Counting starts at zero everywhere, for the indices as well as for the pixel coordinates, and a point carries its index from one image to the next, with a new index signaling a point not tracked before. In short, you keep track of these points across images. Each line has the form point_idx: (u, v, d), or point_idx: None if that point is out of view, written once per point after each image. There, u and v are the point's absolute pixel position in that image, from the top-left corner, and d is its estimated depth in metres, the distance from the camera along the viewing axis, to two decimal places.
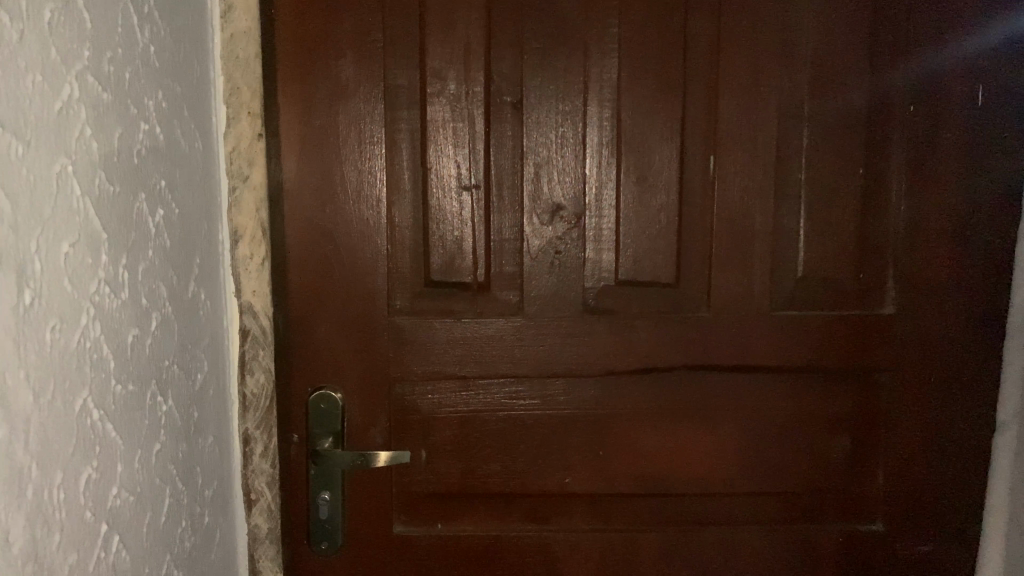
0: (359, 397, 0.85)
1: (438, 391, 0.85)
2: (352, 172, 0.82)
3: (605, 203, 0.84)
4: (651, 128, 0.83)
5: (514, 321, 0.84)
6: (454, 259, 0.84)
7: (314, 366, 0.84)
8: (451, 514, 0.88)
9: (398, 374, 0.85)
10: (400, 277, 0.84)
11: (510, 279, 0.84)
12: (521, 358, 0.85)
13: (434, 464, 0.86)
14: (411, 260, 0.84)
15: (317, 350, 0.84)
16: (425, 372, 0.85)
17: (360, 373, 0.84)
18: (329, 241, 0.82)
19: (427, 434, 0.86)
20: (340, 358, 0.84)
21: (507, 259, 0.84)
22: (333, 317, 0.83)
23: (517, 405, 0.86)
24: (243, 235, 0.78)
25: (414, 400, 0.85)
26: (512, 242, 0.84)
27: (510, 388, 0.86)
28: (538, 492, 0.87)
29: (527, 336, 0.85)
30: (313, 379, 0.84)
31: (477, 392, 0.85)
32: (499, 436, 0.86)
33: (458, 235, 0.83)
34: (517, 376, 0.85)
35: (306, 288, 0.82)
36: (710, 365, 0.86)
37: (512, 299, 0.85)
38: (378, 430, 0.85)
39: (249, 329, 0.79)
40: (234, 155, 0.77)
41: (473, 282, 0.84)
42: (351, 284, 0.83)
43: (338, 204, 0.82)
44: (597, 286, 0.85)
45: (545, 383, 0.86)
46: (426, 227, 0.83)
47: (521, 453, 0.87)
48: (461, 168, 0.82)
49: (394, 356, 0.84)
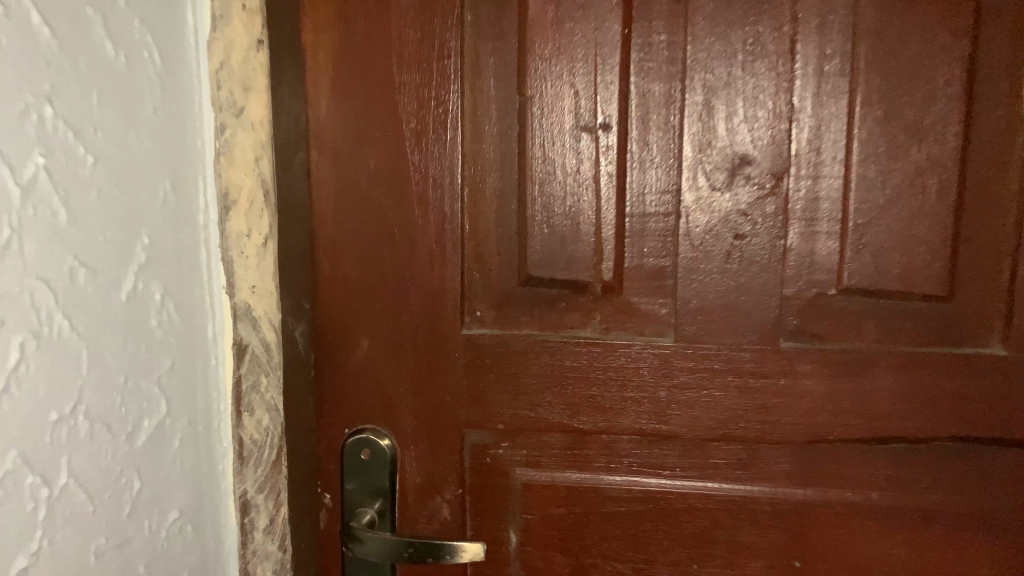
0: (419, 450, 0.56)
1: (535, 446, 0.55)
2: (410, 104, 0.52)
3: (823, 156, 0.50)
4: (912, 28, 0.48)
5: (659, 347, 0.52)
6: (568, 243, 0.53)
7: (353, 399, 0.56)
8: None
9: (476, 417, 0.55)
10: (482, 272, 0.54)
11: (657, 279, 0.53)
12: (668, 406, 0.53)
13: (529, 556, 0.57)
14: (500, 245, 0.54)
15: (357, 376, 0.55)
16: (515, 417, 0.55)
17: (420, 412, 0.55)
18: (373, 212, 0.53)
19: (517, 509, 0.56)
20: (391, 390, 0.55)
21: (651, 246, 0.52)
22: (380, 327, 0.55)
23: (657, 479, 0.54)
24: (237, 203, 0.51)
25: (501, 457, 0.56)
26: (661, 219, 0.52)
27: (650, 450, 0.54)
28: None
29: (680, 373, 0.52)
30: (353, 417, 0.56)
31: (597, 452, 0.55)
32: (629, 523, 0.55)
33: (574, 206, 0.52)
34: (662, 432, 0.53)
35: (341, 283, 0.54)
36: (992, 439, 0.51)
37: (658, 311, 0.53)
38: (447, 500, 0.57)
39: (247, 341, 0.52)
40: (223, 75, 0.50)
41: (593, 283, 0.53)
42: (405, 280, 0.54)
43: (387, 154, 0.52)
44: (803, 294, 0.51)
45: (706, 447, 0.54)
46: (524, 192, 0.52)
47: (663, 553, 0.55)
48: (582, 97, 0.51)
49: (471, 392, 0.55)
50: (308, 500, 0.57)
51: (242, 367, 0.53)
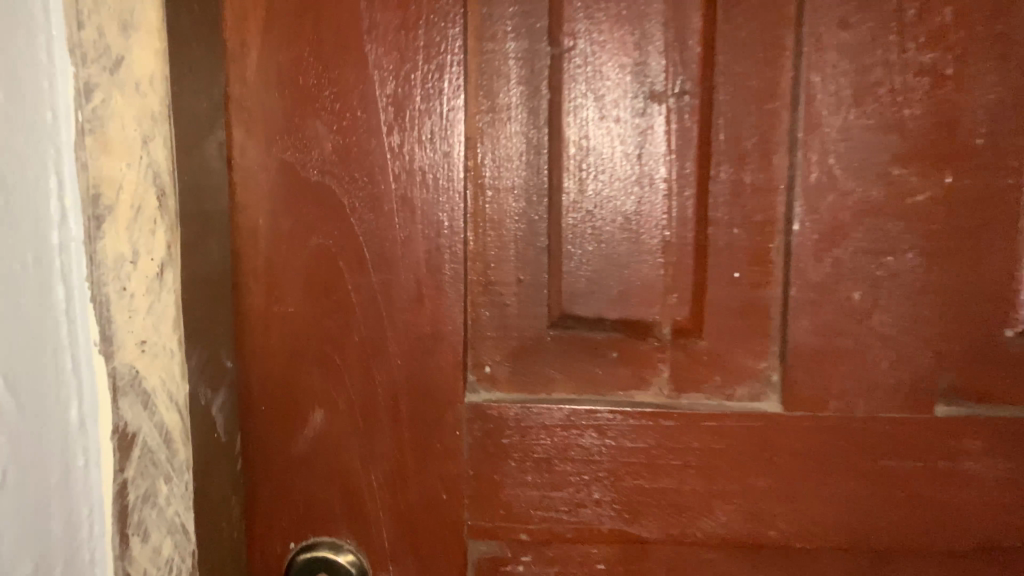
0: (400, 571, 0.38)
1: (572, 561, 0.39)
2: (385, 57, 0.34)
3: (1004, 139, 0.34)
4: None
5: (758, 419, 0.36)
6: (623, 267, 0.36)
7: (301, 499, 0.38)
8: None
9: (485, 524, 0.38)
10: (493, 310, 0.37)
11: (752, 317, 0.36)
12: (771, 503, 0.37)
13: None
14: (520, 268, 0.36)
15: (307, 468, 0.37)
16: (546, 524, 0.38)
17: (402, 519, 0.38)
18: (329, 225, 0.35)
19: None
20: (359, 488, 0.37)
21: (744, 270, 0.36)
22: (342, 395, 0.37)
23: None
24: (116, 207, 0.31)
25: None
26: (761, 230, 0.35)
27: (735, 563, 0.38)
28: None
29: (786, 455, 0.36)
30: (301, 526, 0.38)
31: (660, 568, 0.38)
32: None
33: (632, 212, 0.35)
34: (759, 540, 0.37)
35: (282, 332, 0.36)
36: None
37: (754, 365, 0.37)
38: None
39: (138, 438, 0.33)
40: (89, 7, 0.29)
41: (660, 324, 0.36)
42: (379, 325, 0.36)
43: (348, 137, 0.34)
44: (964, 341, 0.35)
45: (817, 554, 0.38)
46: (557, 191, 0.36)
47: None
48: (647, 49, 0.34)
49: (479, 487, 0.37)
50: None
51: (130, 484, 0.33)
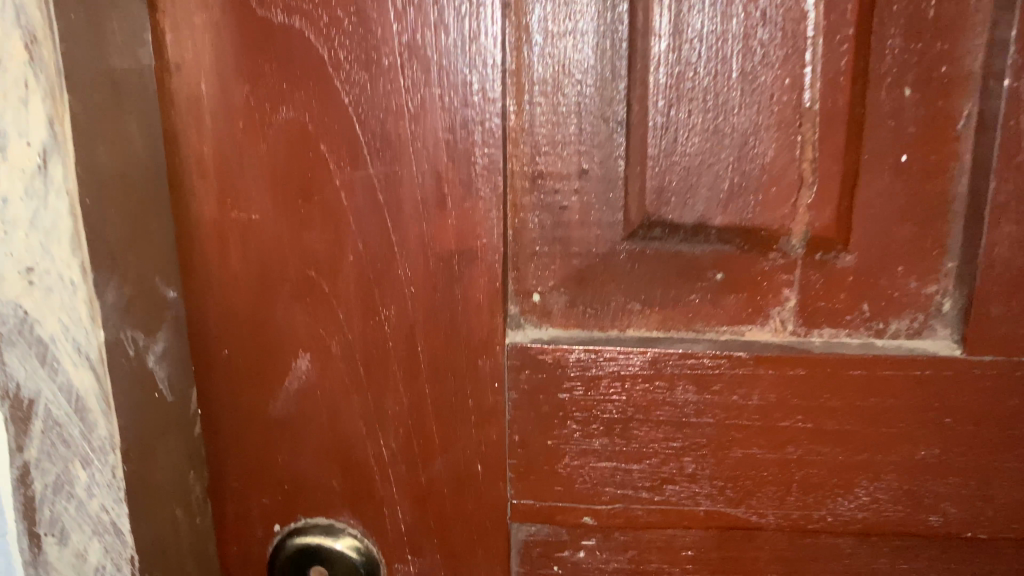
0: (423, 564, 0.29)
1: (650, 549, 0.29)
2: None
3: None
4: None
5: (926, 366, 0.25)
6: (737, 151, 0.24)
7: (287, 471, 0.28)
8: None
9: (535, 506, 0.28)
10: (544, 214, 0.26)
11: (919, 221, 0.25)
12: (937, 481, 0.26)
13: None
14: (586, 153, 0.25)
15: (291, 433, 0.27)
16: (618, 505, 0.27)
17: (421, 499, 0.28)
18: (304, 93, 0.24)
19: None
20: (363, 459, 0.28)
21: (913, 152, 0.24)
22: (335, 336, 0.26)
23: None
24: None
25: (580, 566, 0.29)
26: (943, 90, 0.24)
27: (876, 556, 0.28)
28: None
29: (965, 415, 0.25)
30: (288, 505, 0.28)
31: (772, 561, 0.28)
32: None
33: (753, 65, 0.24)
34: (916, 529, 0.27)
35: (248, 249, 0.26)
36: None
37: (917, 290, 0.26)
38: None
39: (38, 409, 0.22)
40: None
41: (786, 232, 0.25)
42: (382, 237, 0.25)
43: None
44: None
45: (993, 546, 0.27)
46: (640, 35, 0.24)
47: None
48: None
49: (525, 458, 0.27)
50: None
51: (34, 472, 0.22)
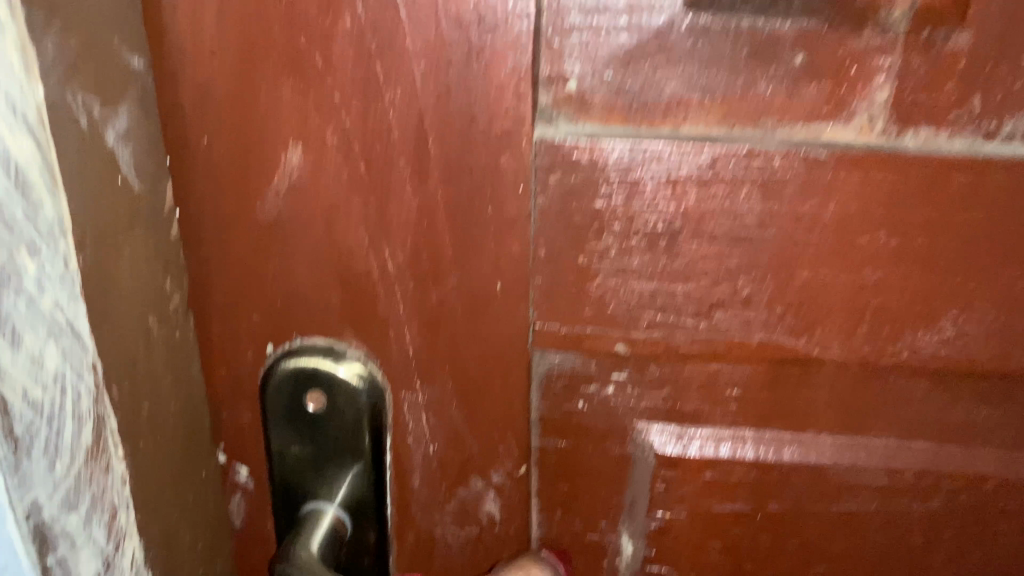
0: (434, 393, 0.26)
1: (690, 386, 0.25)
2: None
3: None
4: None
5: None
6: None
7: (280, 285, 0.24)
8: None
9: (562, 332, 0.24)
10: None
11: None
12: None
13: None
14: None
15: (281, 240, 0.24)
16: (657, 332, 0.24)
17: (431, 321, 0.24)
18: None
19: (641, 497, 0.27)
20: (364, 274, 0.24)
21: None
22: (330, 122, 0.22)
23: (960, 451, 0.25)
24: None
25: (608, 402, 0.26)
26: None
27: (952, 402, 0.24)
28: None
29: None
30: (282, 323, 0.25)
31: (830, 403, 0.25)
32: (884, 528, 0.26)
33: None
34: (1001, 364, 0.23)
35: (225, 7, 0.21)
36: None
37: None
38: (494, 488, 0.27)
39: None
40: None
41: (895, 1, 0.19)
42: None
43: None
44: None
45: None
46: None
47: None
48: None
49: (551, 277, 0.23)
50: (206, 495, 0.27)
51: None
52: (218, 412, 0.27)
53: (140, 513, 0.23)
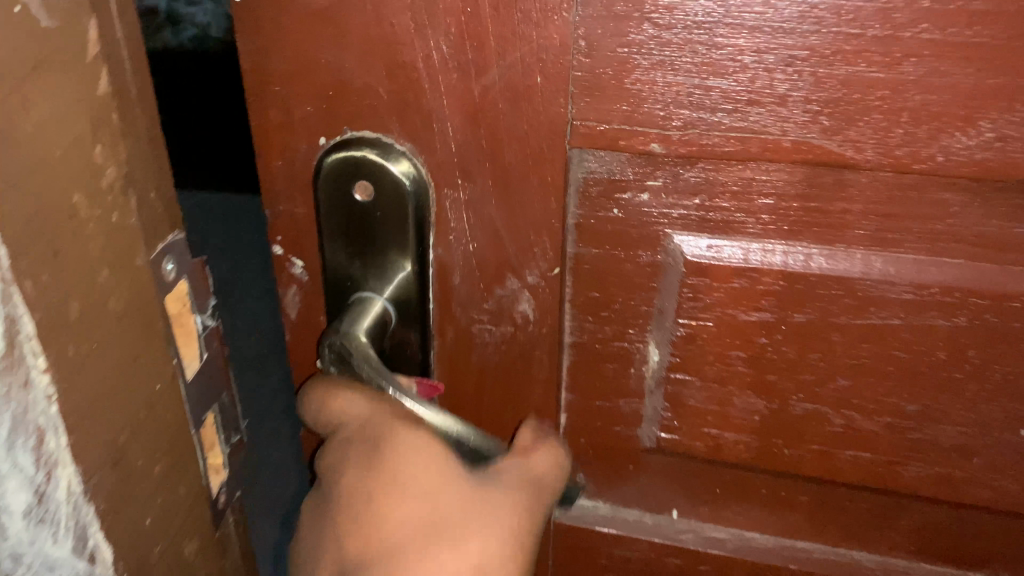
0: (475, 191, 0.27)
1: (723, 193, 0.26)
2: None
3: None
4: None
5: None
6: None
7: (331, 72, 0.25)
8: (696, 498, 0.33)
9: (599, 130, 0.25)
10: None
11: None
12: None
13: (687, 389, 0.30)
14: None
15: (332, 26, 0.24)
16: (693, 132, 0.24)
17: (474, 114, 0.25)
18: None
19: (672, 307, 0.28)
20: (412, 63, 0.25)
21: None
22: None
23: (989, 267, 0.25)
24: None
25: (642, 210, 0.27)
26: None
27: (990, 217, 0.24)
28: (979, 496, 0.29)
29: None
30: (332, 113, 0.26)
31: (862, 214, 0.25)
32: (907, 344, 0.27)
33: None
34: None
35: None
36: None
37: None
38: (525, 284, 0.28)
39: None
40: None
41: None
42: None
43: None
44: None
45: None
46: None
47: (955, 403, 0.28)
48: None
49: (592, 70, 0.24)
50: (167, 405, 0.22)
51: None
52: (273, 202, 0.29)
53: (78, 438, 0.18)
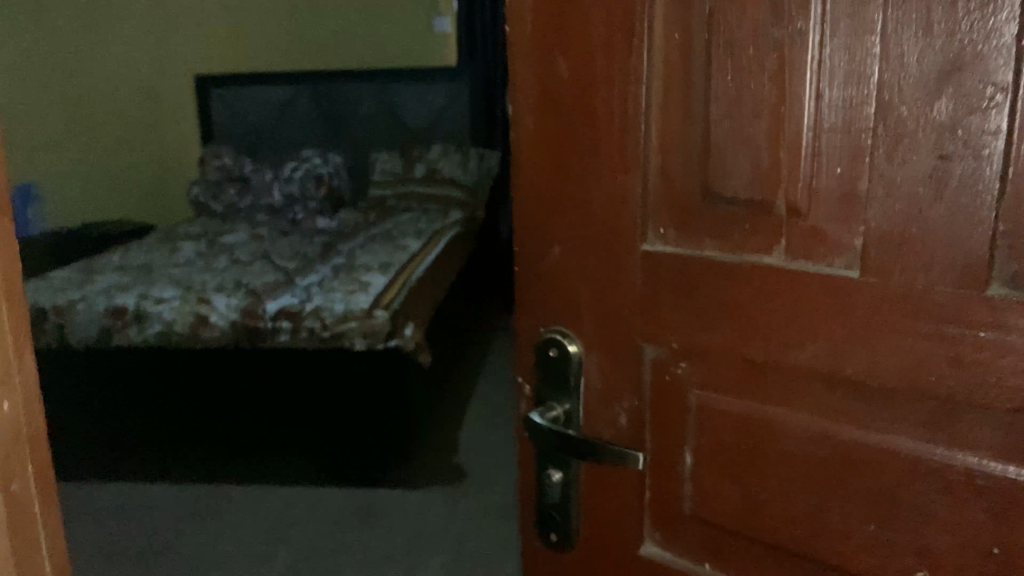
0: (602, 358, 0.59)
1: (710, 373, 0.54)
2: (600, 25, 0.53)
3: None
4: None
5: (840, 279, 0.47)
6: (752, 165, 0.49)
7: (550, 300, 0.60)
8: (716, 558, 0.57)
9: (654, 335, 0.56)
10: (664, 191, 0.53)
11: (844, 192, 0.47)
12: (850, 347, 0.48)
13: (702, 478, 0.56)
14: (683, 160, 0.52)
15: (553, 282, 0.60)
16: (689, 339, 0.54)
17: (603, 322, 0.58)
18: (569, 130, 0.56)
19: (692, 429, 0.56)
20: (580, 299, 0.59)
21: (841, 173, 0.47)
22: (573, 236, 0.58)
23: (833, 424, 0.50)
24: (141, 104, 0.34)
25: (677, 378, 0.56)
26: (855, 120, 0.46)
27: (830, 395, 0.50)
28: (858, 565, 0.51)
29: (859, 312, 0.47)
30: (550, 317, 0.61)
31: (771, 392, 0.52)
32: (802, 463, 0.52)
33: (753, 127, 0.49)
34: (838, 375, 0.49)
35: (544, 194, 0.59)
36: None
37: (847, 244, 0.47)
38: (626, 406, 0.59)
39: None
40: None
41: (777, 204, 0.49)
42: (594, 192, 0.56)
43: (576, 57, 0.54)
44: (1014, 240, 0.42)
45: (889, 398, 0.48)
46: (703, 111, 0.51)
47: (833, 502, 0.51)
48: (767, 13, 0.47)
49: (647, 309, 0.55)
50: None
51: None
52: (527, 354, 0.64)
53: None
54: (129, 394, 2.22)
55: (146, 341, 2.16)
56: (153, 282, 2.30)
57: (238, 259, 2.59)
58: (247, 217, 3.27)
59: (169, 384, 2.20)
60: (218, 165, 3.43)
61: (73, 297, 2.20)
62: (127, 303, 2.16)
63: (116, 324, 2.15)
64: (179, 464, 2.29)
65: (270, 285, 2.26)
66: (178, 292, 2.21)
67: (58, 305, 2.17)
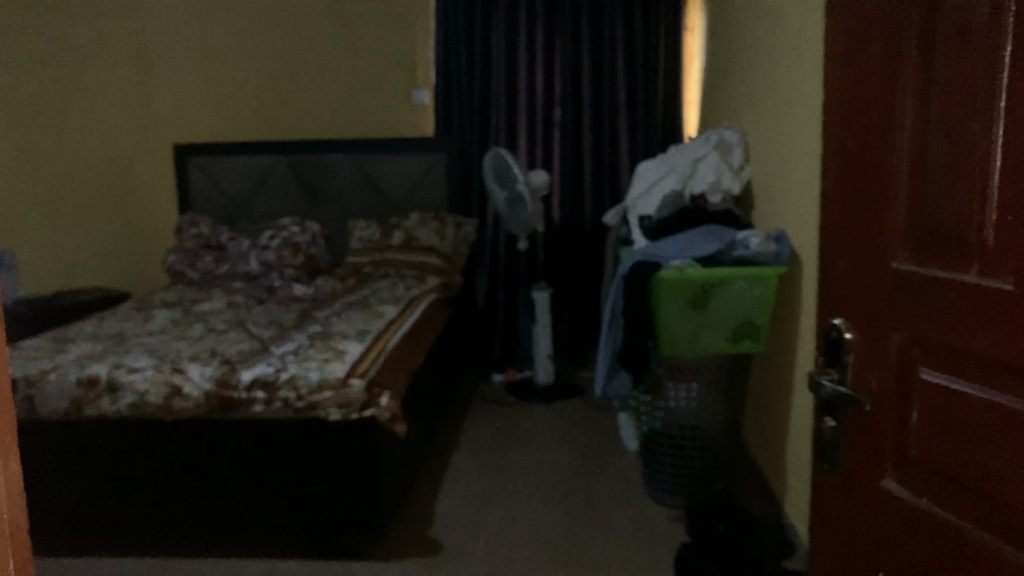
0: (864, 339, 0.86)
1: (933, 354, 0.78)
2: (876, 120, 0.81)
3: None
4: None
5: (1001, 292, 0.69)
6: (962, 211, 0.74)
7: (839, 299, 0.90)
8: (931, 494, 0.80)
9: (897, 325, 0.81)
10: (907, 229, 0.79)
11: (1011, 233, 0.69)
12: (1012, 339, 0.69)
13: (923, 427, 0.80)
14: (921, 208, 0.78)
15: (838, 288, 0.90)
16: (918, 329, 0.79)
17: (866, 316, 0.85)
18: (853, 188, 0.85)
19: (918, 394, 0.80)
20: (853, 300, 0.87)
21: (1008, 221, 0.69)
22: (851, 256, 0.86)
23: (1003, 394, 0.71)
24: None
25: (911, 357, 0.81)
26: (1016, 187, 0.68)
27: (1002, 373, 0.71)
28: (1010, 500, 0.70)
29: (1015, 313, 0.68)
30: (837, 311, 0.90)
31: (968, 370, 0.75)
32: (982, 421, 0.73)
33: (964, 186, 0.73)
34: (1005, 358, 0.70)
35: (837, 228, 0.88)
36: None
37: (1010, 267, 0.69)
38: (876, 375, 0.85)
39: None
40: None
41: (975, 237, 0.73)
42: (865, 228, 0.84)
43: (860, 145, 0.83)
44: None
45: None
46: (935, 174, 0.76)
47: (998, 455, 0.71)
48: (972, 113, 0.72)
49: (893, 308, 0.81)
50: None
51: None
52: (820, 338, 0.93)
53: None
54: (82, 468, 2.22)
55: (120, 412, 2.17)
56: (124, 356, 2.38)
57: (213, 334, 2.70)
58: (224, 284, 3.48)
59: (119, 455, 2.20)
60: (196, 234, 3.66)
61: (47, 370, 2.24)
62: (101, 374, 2.20)
63: (87, 396, 2.18)
64: (104, 529, 2.25)
65: (245, 357, 2.33)
66: (152, 363, 2.28)
67: (30, 376, 2.21)
